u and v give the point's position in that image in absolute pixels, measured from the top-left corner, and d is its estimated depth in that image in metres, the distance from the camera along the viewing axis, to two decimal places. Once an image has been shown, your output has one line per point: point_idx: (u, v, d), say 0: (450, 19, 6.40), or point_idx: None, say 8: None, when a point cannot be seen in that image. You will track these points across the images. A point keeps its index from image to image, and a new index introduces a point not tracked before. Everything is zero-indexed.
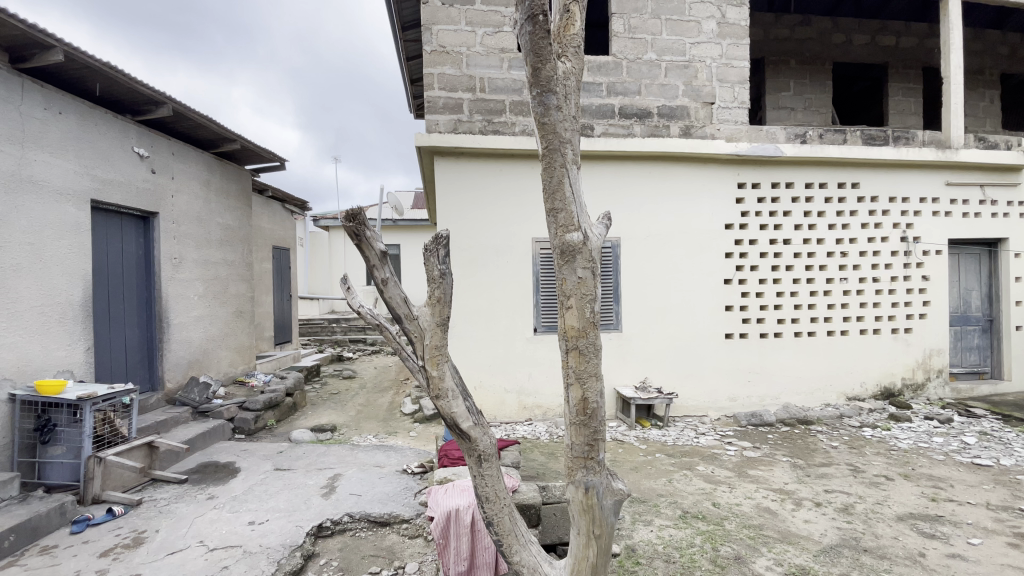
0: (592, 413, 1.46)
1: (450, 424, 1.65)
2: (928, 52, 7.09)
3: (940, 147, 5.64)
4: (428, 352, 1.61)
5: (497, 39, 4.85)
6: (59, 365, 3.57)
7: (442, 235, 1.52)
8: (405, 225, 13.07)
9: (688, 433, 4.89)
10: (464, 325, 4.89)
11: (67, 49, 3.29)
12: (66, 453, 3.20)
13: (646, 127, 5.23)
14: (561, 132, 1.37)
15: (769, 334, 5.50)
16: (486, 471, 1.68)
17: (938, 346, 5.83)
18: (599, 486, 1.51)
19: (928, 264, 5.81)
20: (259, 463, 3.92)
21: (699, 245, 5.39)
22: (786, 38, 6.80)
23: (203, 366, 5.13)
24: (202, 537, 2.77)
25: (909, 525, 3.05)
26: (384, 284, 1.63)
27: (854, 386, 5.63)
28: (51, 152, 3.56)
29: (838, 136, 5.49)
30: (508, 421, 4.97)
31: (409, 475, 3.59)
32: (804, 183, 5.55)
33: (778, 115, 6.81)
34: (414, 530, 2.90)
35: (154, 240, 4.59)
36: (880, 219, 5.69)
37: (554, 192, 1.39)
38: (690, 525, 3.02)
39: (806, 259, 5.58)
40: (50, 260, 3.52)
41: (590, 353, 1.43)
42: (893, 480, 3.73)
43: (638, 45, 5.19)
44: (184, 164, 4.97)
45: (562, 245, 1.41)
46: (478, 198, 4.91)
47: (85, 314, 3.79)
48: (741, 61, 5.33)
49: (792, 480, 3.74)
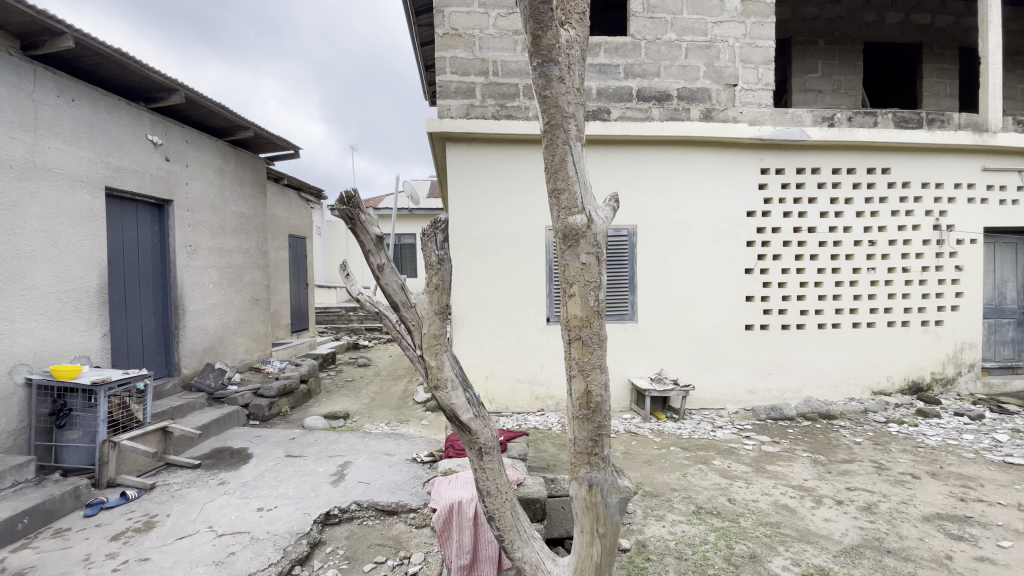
0: (596, 407, 1.37)
1: (449, 415, 1.58)
2: (965, 32, 6.73)
3: (977, 131, 5.34)
4: (426, 340, 1.55)
5: (510, 20, 4.72)
6: (76, 351, 3.63)
7: (440, 219, 1.45)
8: (420, 215, 13.04)
9: (704, 426, 4.77)
10: (476, 314, 4.83)
11: (77, 35, 3.28)
12: (81, 437, 3.25)
13: (665, 110, 5.05)
14: (564, 106, 1.27)
15: (791, 326, 5.33)
16: (488, 464, 1.62)
17: (970, 339, 5.58)
18: (603, 483, 1.43)
19: (961, 254, 5.55)
20: (271, 450, 3.93)
21: (719, 233, 5.22)
22: (815, 17, 6.50)
23: (218, 353, 5.19)
24: (210, 523, 2.78)
25: (936, 526, 2.91)
26: (380, 270, 1.56)
27: (880, 380, 5.43)
28: (65, 139, 3.58)
29: (868, 118, 5.23)
30: (521, 411, 4.91)
31: (418, 463, 3.57)
32: (831, 168, 5.33)
33: (804, 99, 6.54)
34: (421, 519, 2.87)
35: (169, 228, 4.61)
36: (911, 206, 5.44)
37: (556, 170, 1.30)
38: (703, 521, 2.92)
39: (832, 248, 5.36)
40: (66, 246, 3.56)
41: (593, 343, 1.34)
42: (920, 478, 3.57)
43: (657, 25, 5.01)
44: (198, 151, 4.98)
45: (565, 229, 1.32)
46: (491, 185, 4.82)
47: (101, 300, 3.84)
48: (766, 40, 5.11)
49: (811, 477, 3.61)
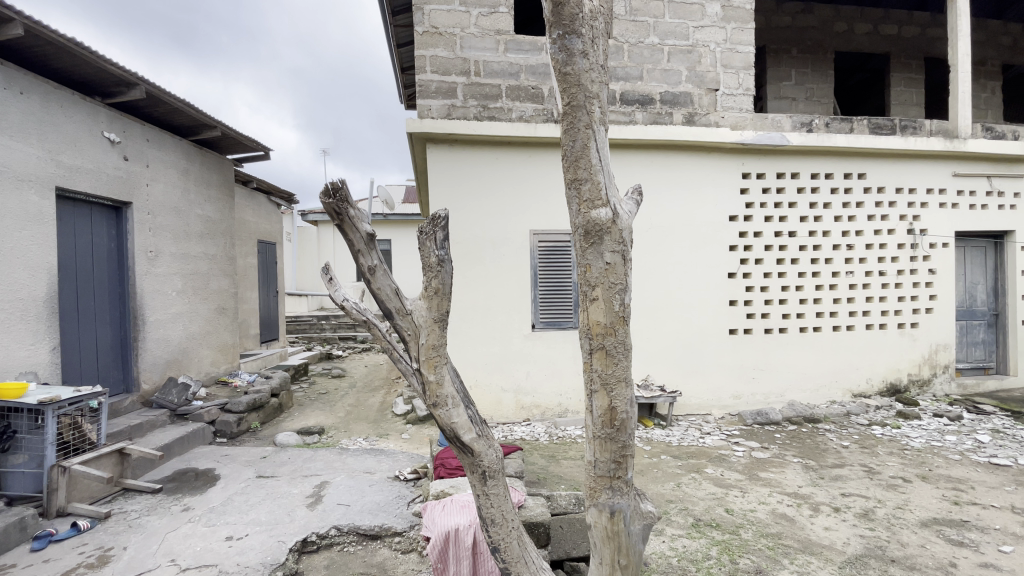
0: (621, 425, 1.30)
1: (449, 436, 1.42)
2: (930, 42, 6.95)
3: (947, 137, 5.49)
4: (423, 353, 1.38)
5: (493, 20, 4.60)
6: (22, 367, 3.30)
7: (440, 215, 1.30)
8: (396, 220, 12.77)
9: (692, 433, 4.70)
10: (459, 322, 4.65)
11: (26, 22, 3.00)
12: (28, 462, 2.92)
13: (648, 114, 5.00)
14: (587, 85, 1.23)
15: (773, 330, 5.33)
16: (492, 490, 1.47)
17: (944, 341, 5.69)
18: (626, 510, 1.33)
19: (934, 257, 5.67)
20: (240, 470, 3.66)
21: (703, 238, 5.18)
22: (788, 26, 6.62)
23: (182, 366, 4.85)
24: (173, 556, 2.52)
25: (935, 532, 2.87)
26: (371, 273, 1.38)
27: (860, 383, 5.47)
28: (12, 135, 3.27)
29: (846, 124, 5.28)
30: (506, 421, 4.74)
31: (401, 482, 3.36)
32: (810, 173, 5.38)
33: (779, 106, 6.62)
34: (407, 544, 2.67)
35: (128, 232, 4.29)
36: (886, 211, 5.54)
37: (578, 158, 1.26)
38: (703, 534, 2.81)
39: (812, 252, 5.40)
40: (10, 252, 3.23)
41: (617, 353, 1.28)
42: (912, 482, 3.56)
43: (639, 28, 4.96)
44: (160, 151, 4.67)
45: (587, 224, 1.28)
46: (474, 188, 4.67)
47: (50, 311, 3.52)
48: (746, 46, 5.12)
49: (805, 484, 3.54)
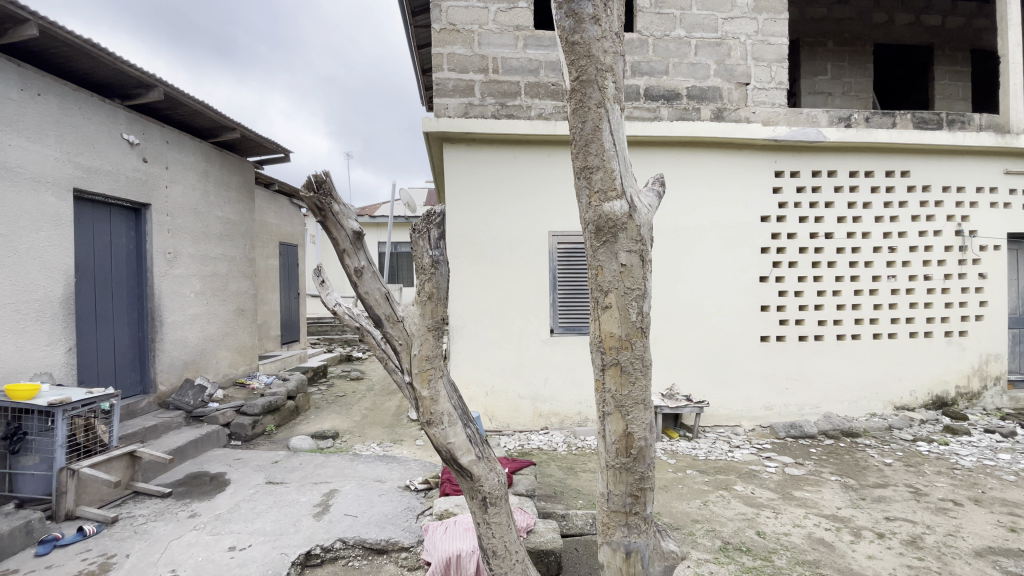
0: (638, 455, 1.18)
1: (446, 458, 1.28)
2: (977, 34, 6.52)
3: (999, 133, 5.09)
4: (415, 364, 1.25)
5: (511, 15, 4.46)
6: (37, 368, 3.30)
7: (435, 211, 1.17)
8: None
9: (720, 446, 4.45)
10: (475, 327, 4.52)
11: (41, 23, 2.99)
12: (39, 463, 2.90)
13: (674, 110, 4.79)
14: (599, 55, 1.12)
15: (808, 337, 5.03)
16: (494, 518, 1.32)
17: (996, 351, 5.29)
18: (644, 549, 1.22)
19: (985, 261, 5.28)
20: (251, 475, 3.59)
21: (732, 239, 4.93)
22: (823, 18, 6.29)
23: (200, 368, 4.86)
24: (174, 566, 2.44)
25: (991, 563, 2.59)
26: (357, 275, 1.26)
27: (903, 395, 5.12)
28: (29, 137, 3.28)
29: (887, 118, 4.95)
30: (522, 430, 4.57)
31: (412, 492, 3.23)
32: (848, 171, 5.07)
33: (813, 102, 6.30)
34: (413, 561, 2.53)
35: (147, 234, 4.30)
36: (932, 211, 5.18)
37: (588, 141, 1.14)
38: (733, 560, 2.59)
39: (850, 255, 5.09)
40: (26, 253, 3.24)
41: (633, 368, 1.15)
42: (964, 506, 3.25)
43: (665, 21, 4.76)
44: (180, 153, 4.68)
45: (598, 219, 1.15)
46: (491, 188, 4.53)
47: (66, 312, 3.52)
48: (779, 37, 4.85)
49: (845, 506, 3.27)
